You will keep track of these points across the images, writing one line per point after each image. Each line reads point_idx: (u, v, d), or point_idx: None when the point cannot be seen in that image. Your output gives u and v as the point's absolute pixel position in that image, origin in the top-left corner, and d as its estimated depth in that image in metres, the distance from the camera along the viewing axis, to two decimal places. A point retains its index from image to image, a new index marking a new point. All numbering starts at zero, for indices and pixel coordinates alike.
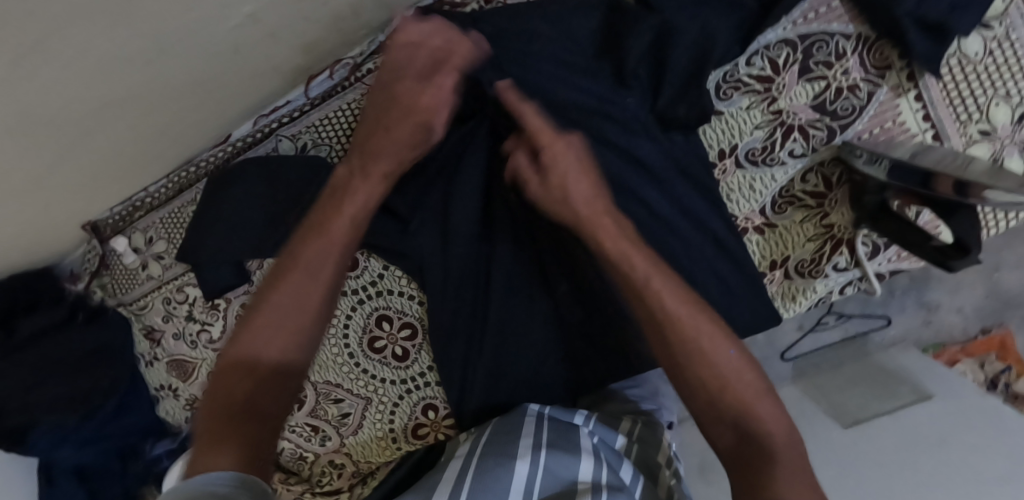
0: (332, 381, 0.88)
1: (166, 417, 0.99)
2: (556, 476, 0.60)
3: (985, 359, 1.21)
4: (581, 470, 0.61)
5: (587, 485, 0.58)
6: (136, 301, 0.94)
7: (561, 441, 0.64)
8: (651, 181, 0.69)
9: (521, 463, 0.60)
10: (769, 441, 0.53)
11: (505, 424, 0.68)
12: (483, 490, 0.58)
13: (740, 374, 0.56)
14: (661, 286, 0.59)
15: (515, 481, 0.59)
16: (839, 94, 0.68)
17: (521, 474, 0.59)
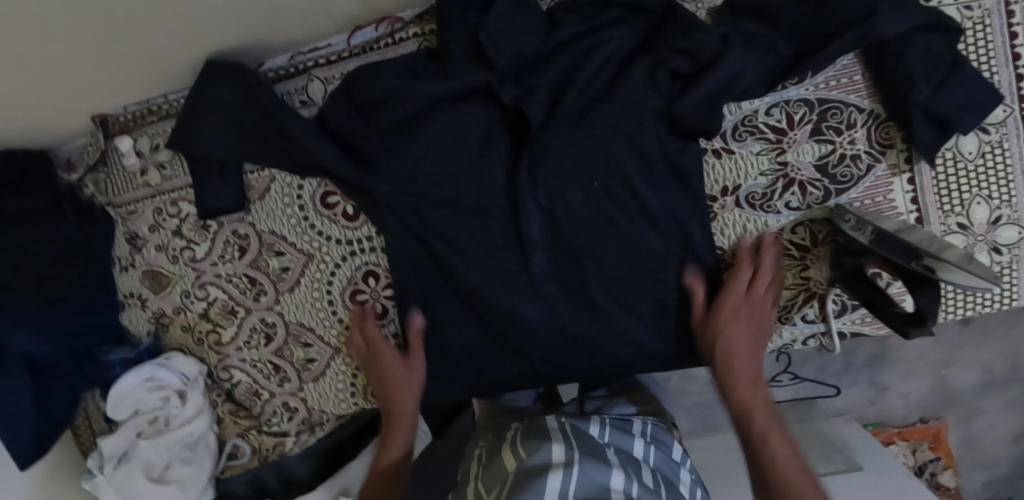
0: (304, 324, 0.89)
1: (127, 325, 0.98)
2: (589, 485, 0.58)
3: (917, 446, 1.40)
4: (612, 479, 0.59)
5: (624, 490, 0.58)
6: (127, 204, 0.93)
7: (592, 455, 0.62)
8: (656, 201, 0.75)
9: (554, 473, 0.59)
10: (783, 476, 0.59)
11: (528, 436, 0.68)
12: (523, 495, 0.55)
13: (780, 443, 0.62)
14: (734, 302, 0.71)
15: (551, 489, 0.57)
16: (842, 160, 0.73)
17: (553, 483, 0.58)
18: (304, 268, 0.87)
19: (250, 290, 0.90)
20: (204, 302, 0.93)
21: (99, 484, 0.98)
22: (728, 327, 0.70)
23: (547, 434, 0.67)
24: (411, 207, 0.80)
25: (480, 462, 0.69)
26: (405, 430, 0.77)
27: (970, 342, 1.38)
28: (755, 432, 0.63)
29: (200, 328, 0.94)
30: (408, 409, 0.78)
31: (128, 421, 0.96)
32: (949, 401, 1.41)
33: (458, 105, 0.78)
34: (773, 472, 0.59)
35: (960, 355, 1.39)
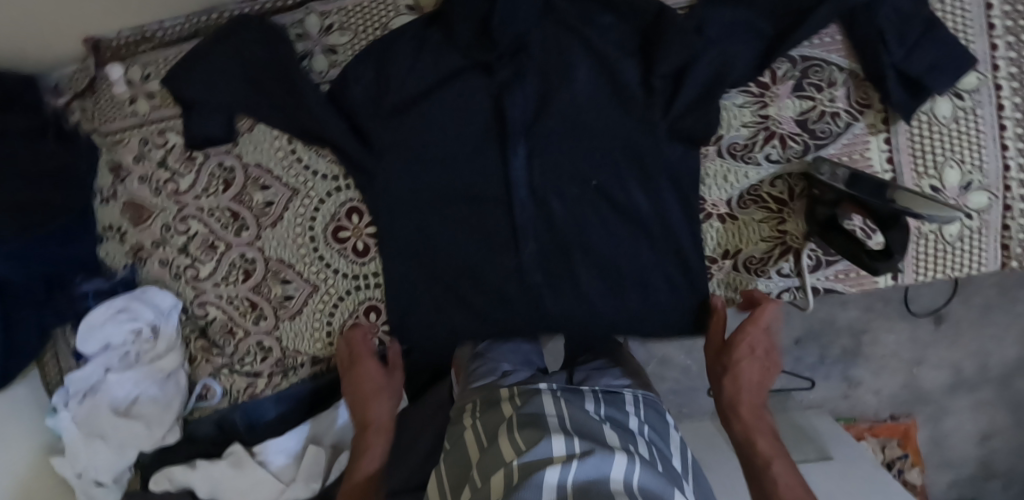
0: (284, 260, 0.89)
1: (104, 258, 0.97)
2: (590, 474, 0.60)
3: (887, 443, 1.38)
4: (615, 469, 0.61)
5: (623, 485, 0.59)
6: (114, 133, 0.93)
7: (594, 444, 0.64)
8: (637, 148, 0.77)
9: (551, 468, 0.60)
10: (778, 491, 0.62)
11: (526, 422, 0.68)
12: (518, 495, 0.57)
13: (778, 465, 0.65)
14: (744, 347, 0.73)
15: (547, 482, 0.59)
16: (822, 116, 0.75)
17: (550, 476, 0.59)
18: (288, 203, 0.88)
19: (232, 224, 0.90)
20: (185, 236, 0.92)
21: (60, 422, 0.95)
22: (743, 361, 0.73)
23: (545, 421, 0.68)
24: (397, 145, 0.81)
25: (479, 442, 0.70)
26: (379, 408, 0.81)
27: (942, 340, 1.38)
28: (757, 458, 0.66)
29: (177, 263, 0.93)
30: (382, 409, 0.81)
31: (97, 356, 0.94)
32: (919, 400, 1.41)
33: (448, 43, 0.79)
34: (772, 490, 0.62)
35: (930, 353, 1.39)
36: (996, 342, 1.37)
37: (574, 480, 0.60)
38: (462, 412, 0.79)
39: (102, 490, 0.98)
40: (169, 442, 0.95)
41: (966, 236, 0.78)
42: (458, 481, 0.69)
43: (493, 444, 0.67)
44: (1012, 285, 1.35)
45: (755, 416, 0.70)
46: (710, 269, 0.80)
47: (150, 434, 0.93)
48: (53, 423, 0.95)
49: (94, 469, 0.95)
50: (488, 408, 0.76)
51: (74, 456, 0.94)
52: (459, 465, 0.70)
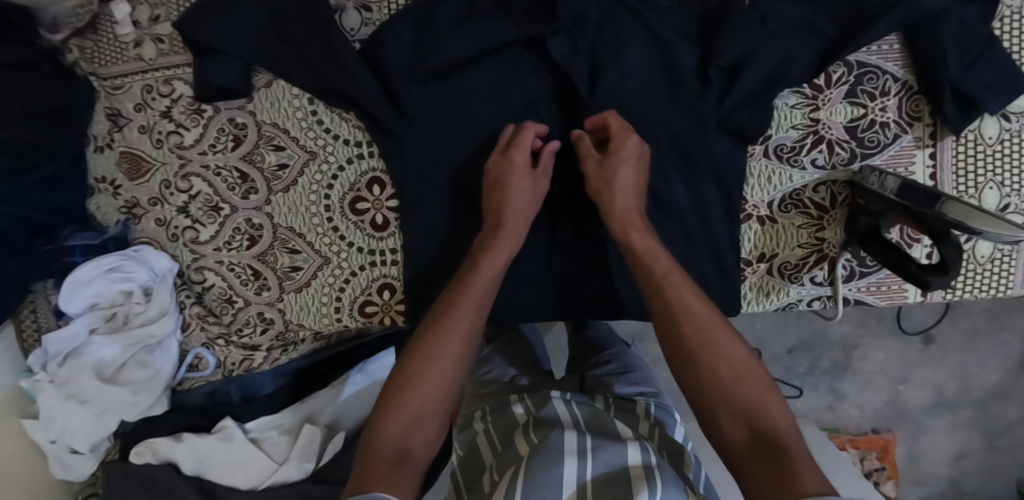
0: (295, 229, 0.83)
1: (95, 212, 0.89)
2: (604, 466, 0.59)
3: (867, 455, 1.41)
4: (629, 457, 0.60)
5: (641, 467, 0.58)
6: (114, 77, 0.85)
7: (608, 439, 0.63)
8: (679, 141, 0.74)
9: (569, 462, 0.58)
10: (784, 435, 0.55)
11: (540, 421, 0.68)
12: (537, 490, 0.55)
13: (771, 405, 0.57)
14: (654, 264, 0.64)
15: (567, 478, 0.57)
16: (871, 125, 0.74)
17: (569, 471, 0.57)
18: (304, 168, 0.82)
19: (239, 185, 0.84)
20: (186, 195, 0.86)
21: (37, 383, 0.88)
22: (667, 277, 0.63)
23: (559, 421, 0.67)
24: (431, 116, 0.78)
25: (493, 446, 0.70)
26: (453, 346, 0.62)
27: (928, 360, 1.40)
28: (741, 399, 0.57)
29: (176, 223, 0.87)
30: (459, 329, 0.63)
31: (79, 317, 0.88)
32: (901, 418, 1.42)
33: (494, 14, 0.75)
34: (778, 433, 0.55)
35: (915, 372, 1.41)
36: (979, 366, 1.40)
37: (592, 476, 0.57)
38: (478, 412, 0.79)
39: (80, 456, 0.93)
40: (155, 412, 0.89)
41: (999, 258, 0.76)
42: (477, 479, 0.69)
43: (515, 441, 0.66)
44: (1000, 312, 1.38)
45: (691, 352, 0.59)
46: (745, 272, 0.77)
47: (136, 402, 0.87)
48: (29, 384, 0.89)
49: (70, 435, 0.88)
50: (496, 411, 0.76)
51: (49, 421, 0.88)
52: (481, 466, 0.70)
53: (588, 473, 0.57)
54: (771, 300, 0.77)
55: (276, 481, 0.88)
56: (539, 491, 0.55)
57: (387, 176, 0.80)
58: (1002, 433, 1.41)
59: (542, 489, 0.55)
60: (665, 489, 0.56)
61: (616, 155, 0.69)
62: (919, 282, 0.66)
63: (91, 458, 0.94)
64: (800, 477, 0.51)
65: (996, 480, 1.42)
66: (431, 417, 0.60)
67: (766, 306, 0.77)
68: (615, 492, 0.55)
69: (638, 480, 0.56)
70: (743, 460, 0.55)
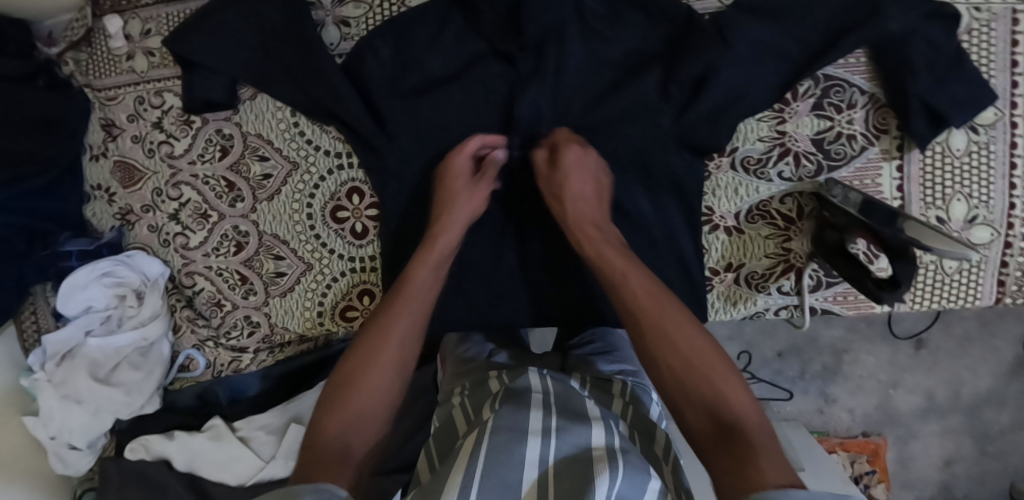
0: (279, 236, 0.86)
1: (91, 218, 0.93)
2: (570, 448, 0.59)
3: (857, 458, 1.40)
4: (594, 438, 0.61)
5: (603, 449, 0.59)
6: (108, 89, 0.89)
7: (574, 420, 0.63)
8: (645, 153, 0.76)
9: (532, 441, 0.59)
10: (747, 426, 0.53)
11: (512, 393, 0.67)
12: (496, 466, 0.56)
13: (736, 396, 0.55)
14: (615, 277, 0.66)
15: (528, 456, 0.57)
16: (838, 137, 0.75)
17: (531, 450, 0.58)
18: (287, 177, 0.85)
19: (227, 194, 0.87)
20: (177, 202, 0.89)
21: (36, 381, 0.93)
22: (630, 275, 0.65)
23: (530, 396, 0.66)
24: (407, 128, 0.80)
25: (467, 416, 0.70)
26: (394, 343, 0.66)
27: (919, 365, 1.40)
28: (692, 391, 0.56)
29: (167, 230, 0.90)
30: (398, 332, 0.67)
31: (78, 318, 0.92)
32: (891, 422, 1.43)
33: (467, 31, 0.78)
34: (741, 424, 0.53)
35: (906, 377, 1.41)
36: (971, 371, 1.39)
37: (554, 459, 0.58)
38: (457, 388, 0.76)
39: (78, 452, 0.97)
40: (147, 411, 0.94)
41: (966, 269, 0.76)
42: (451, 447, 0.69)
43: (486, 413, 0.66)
44: (991, 319, 1.37)
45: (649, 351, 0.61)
46: (712, 280, 0.78)
47: (129, 402, 0.91)
48: (31, 383, 0.94)
49: (70, 431, 0.93)
50: (476, 384, 0.75)
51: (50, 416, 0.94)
52: (454, 435, 0.70)
53: (549, 458, 0.58)
54: (739, 309, 0.79)
55: (265, 477, 0.92)
56: (497, 469, 0.56)
57: (367, 186, 0.83)
58: (995, 439, 1.40)
59: (507, 468, 0.56)
60: (628, 471, 0.56)
61: (563, 168, 0.72)
62: (873, 297, 0.69)
63: (90, 453, 0.99)
64: (755, 465, 0.50)
65: (989, 485, 1.41)
66: (376, 409, 0.62)
67: (733, 315, 0.79)
68: (576, 472, 0.56)
69: (599, 461, 0.56)
70: (708, 450, 0.54)
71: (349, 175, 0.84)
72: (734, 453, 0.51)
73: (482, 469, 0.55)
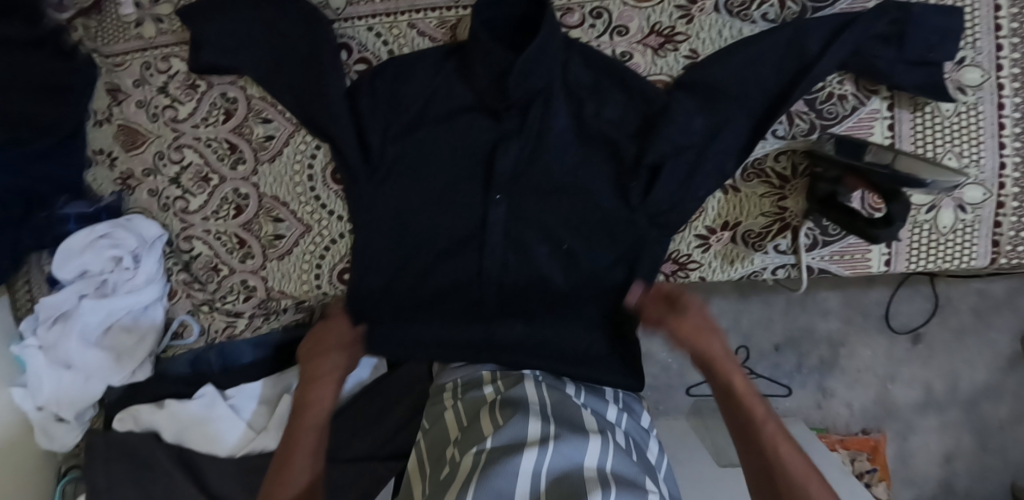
0: (278, 198, 0.87)
1: (92, 183, 0.95)
2: (564, 460, 0.63)
3: (857, 455, 1.38)
4: (587, 456, 0.64)
5: (595, 470, 0.61)
6: (116, 55, 0.90)
7: (571, 433, 0.66)
8: (639, 110, 0.78)
9: (529, 454, 0.62)
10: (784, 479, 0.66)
11: (508, 402, 0.72)
12: (497, 476, 0.60)
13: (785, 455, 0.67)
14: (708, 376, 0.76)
15: (525, 467, 0.61)
16: (829, 97, 0.76)
17: (529, 460, 0.62)
18: (289, 139, 0.86)
19: (228, 156, 0.88)
20: (178, 166, 0.90)
21: (23, 348, 0.94)
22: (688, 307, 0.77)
23: (526, 404, 0.71)
24: (413, 92, 0.82)
25: (459, 422, 0.74)
26: (299, 462, 0.74)
27: (917, 358, 1.39)
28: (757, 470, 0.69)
29: (166, 194, 0.91)
30: (320, 405, 0.79)
31: (73, 282, 0.92)
32: (888, 416, 1.41)
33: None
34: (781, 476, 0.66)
35: (904, 371, 1.39)
36: (968, 364, 1.38)
37: (547, 468, 0.62)
38: (448, 390, 0.81)
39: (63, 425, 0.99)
40: (137, 378, 0.93)
41: (960, 228, 0.76)
42: (442, 451, 0.73)
43: (489, 419, 0.70)
44: (988, 310, 1.36)
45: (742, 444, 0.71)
46: (709, 240, 0.79)
47: (119, 367, 0.91)
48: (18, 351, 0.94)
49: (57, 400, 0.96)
50: (468, 388, 0.80)
51: (39, 384, 0.96)
52: (444, 440, 0.74)
53: (543, 465, 0.62)
54: (734, 268, 0.79)
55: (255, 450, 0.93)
56: (491, 480, 0.60)
57: None
58: (994, 434, 1.39)
59: (498, 477, 0.60)
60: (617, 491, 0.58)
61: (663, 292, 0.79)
62: (866, 237, 0.70)
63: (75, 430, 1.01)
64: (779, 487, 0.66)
65: (988, 480, 1.39)
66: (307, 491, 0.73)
67: (730, 274, 0.79)
68: (567, 486, 0.59)
69: (592, 481, 0.59)
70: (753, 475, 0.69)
71: None
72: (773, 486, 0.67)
73: (480, 484, 0.59)
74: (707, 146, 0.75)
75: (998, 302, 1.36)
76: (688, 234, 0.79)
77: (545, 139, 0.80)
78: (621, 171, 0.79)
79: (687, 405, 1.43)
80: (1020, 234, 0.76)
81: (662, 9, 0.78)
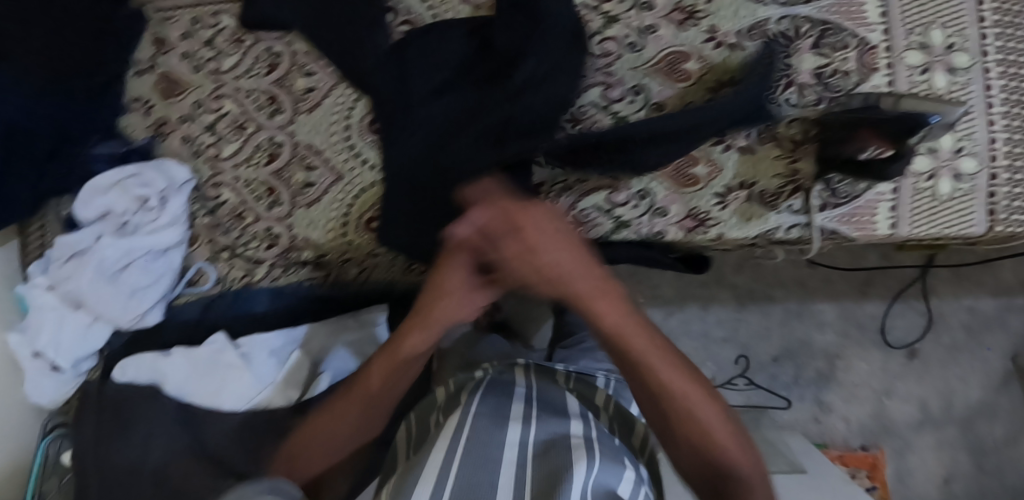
0: (314, 146, 0.90)
1: (124, 129, 0.96)
2: (546, 434, 0.71)
3: (856, 472, 1.38)
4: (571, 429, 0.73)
5: (579, 437, 0.70)
6: (167, 10, 0.95)
7: (552, 415, 0.76)
8: (665, 74, 0.83)
9: (511, 430, 0.71)
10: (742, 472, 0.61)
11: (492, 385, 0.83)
12: (480, 440, 0.67)
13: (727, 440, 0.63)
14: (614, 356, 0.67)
15: (507, 439, 0.69)
16: (835, 73, 0.83)
17: (511, 434, 0.70)
18: (329, 92, 0.90)
19: (267, 106, 0.91)
20: (215, 114, 0.93)
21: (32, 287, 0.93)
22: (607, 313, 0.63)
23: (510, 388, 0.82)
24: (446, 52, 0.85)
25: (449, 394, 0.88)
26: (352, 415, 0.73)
27: (911, 374, 1.42)
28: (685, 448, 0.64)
29: (200, 141, 0.93)
30: (551, 266, 0.62)
31: (96, 222, 0.93)
32: (888, 433, 1.42)
33: None
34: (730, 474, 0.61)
35: (899, 386, 1.42)
36: (962, 381, 1.41)
37: (533, 440, 0.70)
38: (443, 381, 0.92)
39: (60, 377, 0.97)
40: (148, 321, 0.93)
41: (958, 196, 0.82)
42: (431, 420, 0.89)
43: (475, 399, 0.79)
44: (979, 328, 1.41)
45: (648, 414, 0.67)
46: (727, 198, 0.83)
47: (131, 305, 0.91)
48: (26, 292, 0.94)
49: (58, 346, 0.95)
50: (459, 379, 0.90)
51: (41, 328, 0.94)
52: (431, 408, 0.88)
53: (528, 436, 0.70)
54: (751, 226, 0.83)
55: (261, 404, 0.92)
56: (481, 445, 0.67)
57: None
58: (991, 454, 1.40)
59: (485, 442, 0.67)
60: (600, 460, 0.65)
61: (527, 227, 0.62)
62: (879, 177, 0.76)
63: (69, 383, 0.99)
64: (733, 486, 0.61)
65: None
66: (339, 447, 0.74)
67: (747, 231, 0.82)
68: (551, 451, 0.67)
69: (577, 450, 0.66)
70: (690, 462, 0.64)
71: None
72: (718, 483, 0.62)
73: (467, 443, 0.67)
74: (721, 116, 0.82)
75: (988, 320, 1.41)
76: (707, 193, 0.83)
77: (576, 98, 0.84)
78: (646, 136, 0.84)
79: None
80: (1013, 203, 0.82)
81: None
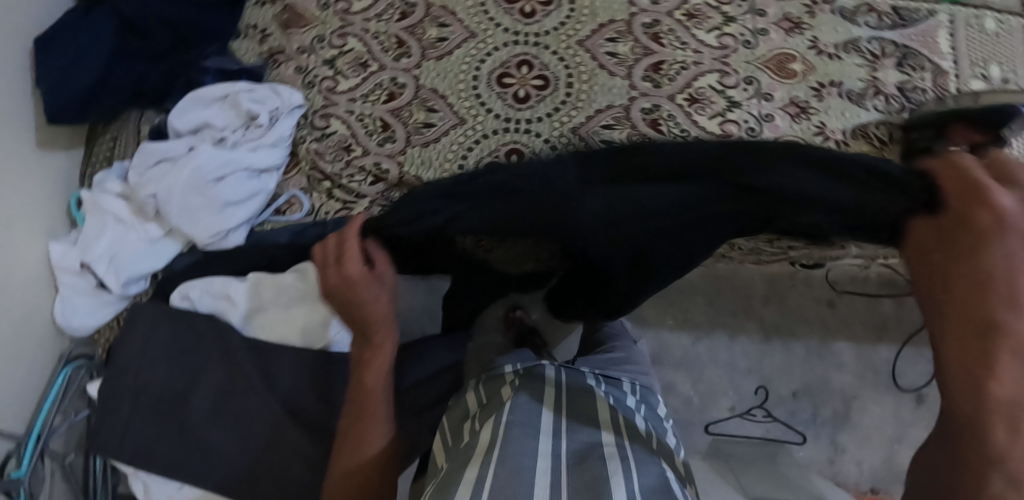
0: (438, 91, 0.91)
1: (234, 51, 0.95)
2: (578, 442, 0.69)
3: None
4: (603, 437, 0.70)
5: (613, 445, 0.68)
6: None
7: (581, 424, 0.72)
8: (775, 71, 0.93)
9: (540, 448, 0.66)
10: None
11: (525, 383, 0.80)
12: (514, 468, 0.61)
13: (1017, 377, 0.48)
14: (938, 258, 0.52)
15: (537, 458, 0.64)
16: (914, 88, 0.94)
17: (539, 453, 0.65)
18: (463, 42, 0.92)
19: (394, 49, 0.93)
20: (338, 50, 0.93)
21: (104, 192, 0.88)
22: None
23: (543, 385, 0.80)
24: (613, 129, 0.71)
25: (480, 399, 0.82)
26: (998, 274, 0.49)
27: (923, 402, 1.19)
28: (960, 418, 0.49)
29: (316, 72, 0.93)
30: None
31: (192, 135, 0.88)
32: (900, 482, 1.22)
33: None
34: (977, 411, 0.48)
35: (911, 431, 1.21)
36: None
37: (568, 449, 0.67)
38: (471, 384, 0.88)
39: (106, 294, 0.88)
40: (230, 242, 0.86)
41: None
42: (460, 423, 0.80)
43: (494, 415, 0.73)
44: None
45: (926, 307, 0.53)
46: None
47: (217, 221, 0.84)
48: (96, 200, 0.87)
49: (112, 259, 0.86)
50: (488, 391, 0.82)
51: (97, 237, 0.86)
52: (462, 415, 0.81)
53: (561, 448, 0.67)
54: None
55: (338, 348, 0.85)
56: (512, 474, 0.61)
57: (546, 68, 0.91)
58: None
59: (521, 458, 0.63)
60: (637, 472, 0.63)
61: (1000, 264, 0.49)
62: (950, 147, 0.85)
63: (112, 305, 0.90)
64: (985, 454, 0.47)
65: None
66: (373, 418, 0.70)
67: None
68: (588, 468, 0.63)
69: (609, 465, 0.63)
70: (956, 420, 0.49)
71: (529, 47, 0.92)
72: (970, 416, 0.48)
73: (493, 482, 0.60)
74: (822, 112, 0.92)
75: None
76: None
77: (696, 80, 0.91)
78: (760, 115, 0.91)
79: (703, 446, 1.24)
80: None
81: (792, 4, 0.96)
